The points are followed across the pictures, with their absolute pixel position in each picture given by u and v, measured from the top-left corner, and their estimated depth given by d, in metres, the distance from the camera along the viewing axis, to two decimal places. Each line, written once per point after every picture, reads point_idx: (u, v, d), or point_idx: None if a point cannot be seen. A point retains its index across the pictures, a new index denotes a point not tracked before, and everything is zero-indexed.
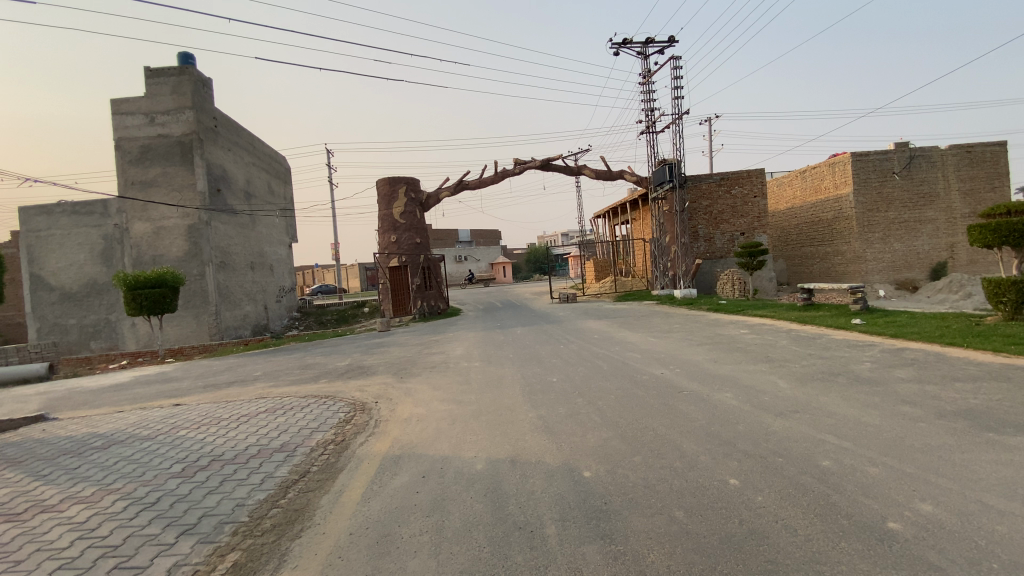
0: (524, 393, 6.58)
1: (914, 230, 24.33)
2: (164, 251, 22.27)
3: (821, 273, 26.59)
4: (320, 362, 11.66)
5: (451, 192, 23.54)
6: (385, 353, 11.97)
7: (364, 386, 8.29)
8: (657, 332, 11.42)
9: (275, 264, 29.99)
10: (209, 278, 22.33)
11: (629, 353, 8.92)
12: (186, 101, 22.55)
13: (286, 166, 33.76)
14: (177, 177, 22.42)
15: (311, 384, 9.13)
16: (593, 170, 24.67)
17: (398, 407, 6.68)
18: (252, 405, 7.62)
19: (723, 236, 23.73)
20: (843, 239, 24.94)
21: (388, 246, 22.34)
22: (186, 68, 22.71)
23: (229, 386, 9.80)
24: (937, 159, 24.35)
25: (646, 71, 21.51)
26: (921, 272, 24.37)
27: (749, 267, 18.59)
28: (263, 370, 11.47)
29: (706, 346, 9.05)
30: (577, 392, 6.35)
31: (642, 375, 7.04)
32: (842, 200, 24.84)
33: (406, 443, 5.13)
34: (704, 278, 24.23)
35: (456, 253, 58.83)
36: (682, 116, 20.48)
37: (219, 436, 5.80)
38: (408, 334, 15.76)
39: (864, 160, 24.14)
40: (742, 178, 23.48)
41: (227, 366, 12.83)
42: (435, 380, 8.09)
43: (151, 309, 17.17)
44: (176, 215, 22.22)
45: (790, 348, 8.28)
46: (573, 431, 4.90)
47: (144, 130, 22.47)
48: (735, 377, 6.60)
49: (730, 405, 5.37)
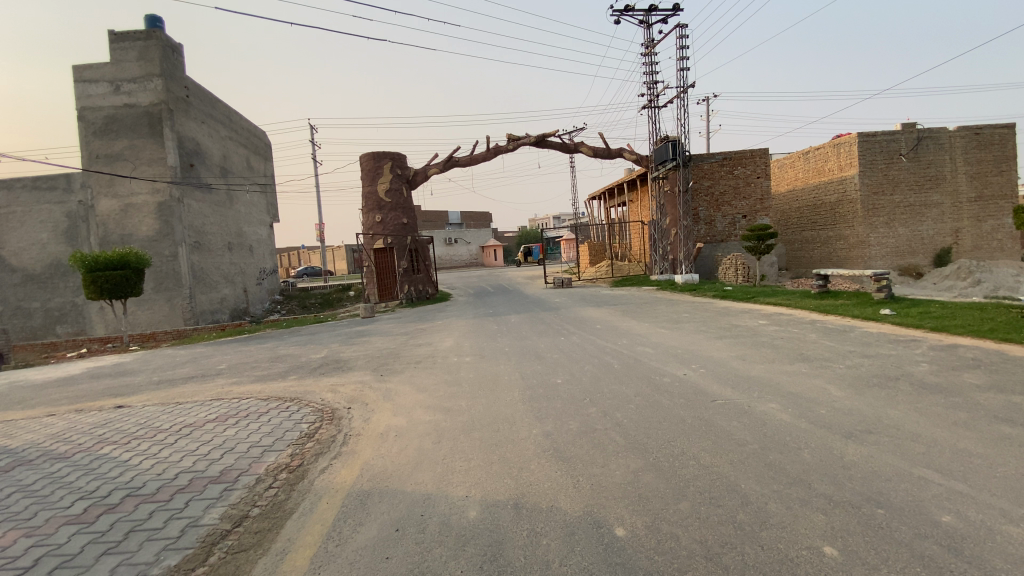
0: (525, 400, 5.48)
1: (919, 215, 23.48)
2: (133, 230, 20.72)
3: (822, 259, 25.75)
4: (294, 354, 10.50)
5: (440, 169, 22.18)
6: (366, 344, 10.80)
7: (337, 386, 7.16)
8: (666, 322, 10.35)
9: (254, 245, 28.50)
10: (182, 259, 20.88)
11: (641, 347, 7.89)
12: (153, 67, 20.79)
13: (266, 140, 31.96)
14: (146, 150, 20.78)
15: (279, 382, 7.98)
16: (591, 147, 23.40)
17: (374, 415, 5.57)
18: (204, 410, 6.47)
19: (725, 218, 22.73)
20: (846, 224, 24.08)
21: (373, 226, 21.06)
22: (153, 32, 20.89)
23: (187, 383, 8.61)
24: (944, 141, 23.44)
25: (649, 41, 20.17)
26: (924, 258, 23.60)
27: (757, 252, 17.59)
28: (230, 362, 10.26)
29: (727, 341, 8.00)
30: (587, 399, 5.28)
31: (661, 377, 5.98)
32: (846, 182, 23.88)
33: (378, 472, 4.04)
34: (704, 263, 23.23)
35: (446, 235, 57.39)
36: (688, 89, 19.22)
37: (149, 457, 4.66)
38: (394, 322, 14.62)
39: (871, 140, 23.14)
40: (746, 158, 22.41)
41: (194, 357, 11.63)
42: (419, 379, 7.00)
43: (114, 292, 15.82)
44: (144, 191, 20.61)
45: (825, 345, 7.24)
46: (591, 460, 3.82)
47: (108, 99, 20.73)
48: (773, 381, 5.58)
49: (784, 422, 4.35)
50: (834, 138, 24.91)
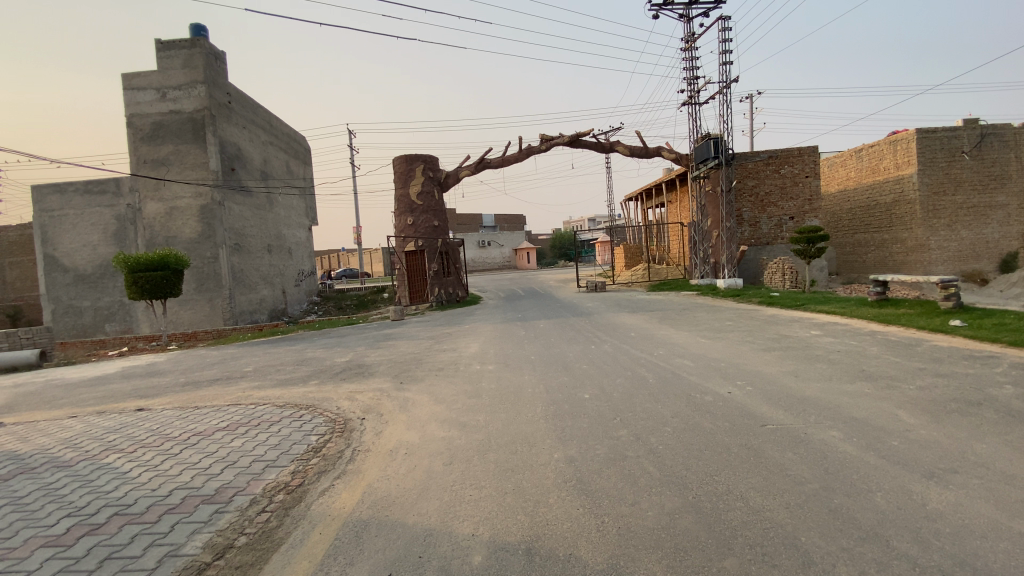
0: (548, 417, 5.02)
1: (984, 217, 21.59)
2: (177, 232, 21.38)
3: (876, 263, 24.06)
4: (319, 358, 10.33)
5: (472, 171, 21.93)
6: (391, 348, 10.52)
7: (355, 394, 6.88)
8: (707, 331, 9.63)
9: (293, 247, 29.06)
10: (222, 260, 21.36)
11: (679, 359, 7.28)
12: (197, 75, 21.40)
13: (305, 145, 32.64)
14: (189, 155, 21.40)
15: (299, 387, 7.77)
16: (628, 147, 22.65)
17: (388, 429, 5.20)
18: (219, 416, 6.28)
19: (770, 220, 21.55)
20: (904, 226, 22.37)
21: (405, 229, 21.00)
22: (197, 40, 21.52)
23: (210, 386, 8.53)
24: (1014, 136, 21.55)
25: (690, 35, 19.33)
26: (989, 263, 21.71)
27: (806, 255, 16.47)
28: (255, 365, 10.17)
29: (775, 354, 7.28)
30: (617, 419, 4.75)
31: (701, 395, 5.40)
32: (904, 181, 22.19)
33: (381, 498, 3.65)
34: (747, 267, 22.08)
35: (480, 237, 57.42)
36: (731, 84, 18.29)
37: (150, 470, 4.43)
38: (421, 325, 14.40)
39: (931, 136, 21.39)
40: (793, 157, 21.19)
41: (223, 358, 11.65)
42: (439, 388, 6.64)
43: (154, 292, 16.26)
44: (188, 194, 21.25)
45: (890, 360, 6.45)
46: (619, 496, 3.33)
47: (155, 106, 21.49)
48: (832, 404, 4.90)
49: (851, 457, 3.71)
50: (891, 134, 23.24)
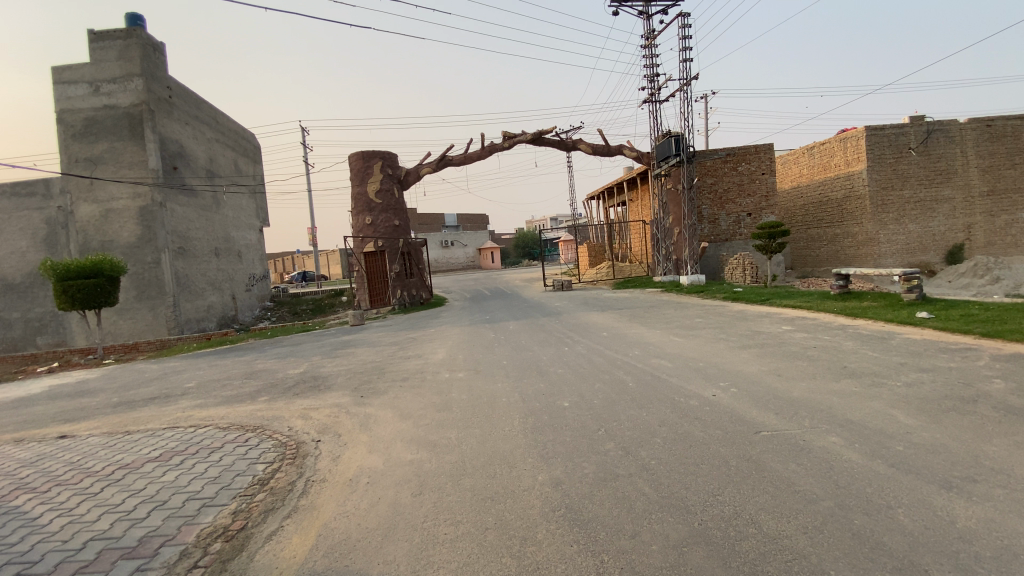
0: (527, 431, 4.57)
1: (930, 210, 22.61)
2: (114, 236, 19.66)
3: (830, 257, 24.84)
4: (272, 370, 9.53)
5: (434, 169, 21.26)
6: (351, 357, 9.83)
7: (311, 411, 6.23)
8: (680, 329, 9.42)
9: (243, 250, 27.52)
10: (166, 266, 19.84)
11: (657, 360, 6.99)
12: (134, 67, 19.82)
13: (255, 142, 31.05)
14: (127, 153, 19.78)
15: (248, 404, 7.03)
16: (590, 144, 22.53)
17: (346, 453, 4.61)
18: (151, 442, 5.49)
19: (730, 216, 21.87)
20: (854, 220, 23.22)
21: (363, 229, 20.13)
22: (133, 30, 19.90)
23: (147, 406, 7.64)
24: (955, 133, 22.55)
25: (650, 33, 19.37)
26: (936, 255, 22.79)
27: (768, 251, 16.68)
28: (200, 380, 9.26)
29: (754, 352, 7.09)
30: (602, 431, 4.36)
31: (686, 400, 5.09)
32: (854, 178, 23.02)
33: (340, 543, 3.09)
34: (709, 263, 22.35)
35: (443, 237, 56.53)
36: (692, 82, 18.39)
37: (58, 513, 3.70)
38: (384, 330, 13.70)
39: (879, 134, 22.25)
40: (750, 154, 21.56)
41: (165, 372, 10.63)
42: (405, 401, 6.09)
43: (87, 302, 14.84)
44: (125, 195, 19.60)
45: (869, 356, 6.33)
46: (617, 527, 2.91)
47: (87, 100, 19.76)
48: (824, 406, 4.67)
49: (857, 466, 3.44)
50: (840, 132, 24.06)
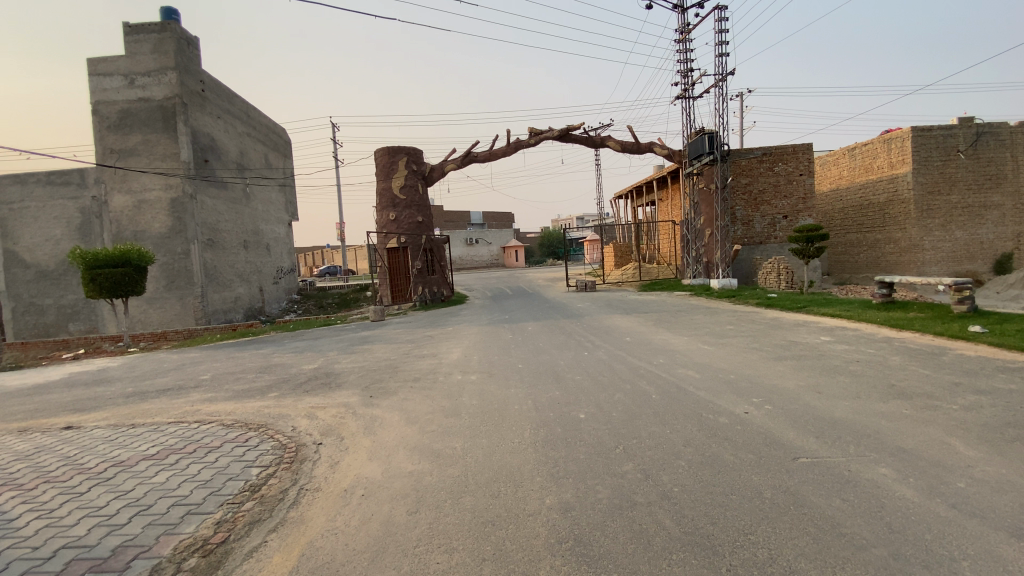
0: (537, 444, 4.23)
1: (978, 217, 21.23)
2: (146, 227, 20.09)
3: (869, 264, 23.62)
4: (286, 364, 9.40)
5: (458, 165, 21.05)
6: (365, 354, 9.64)
7: (317, 410, 6.02)
8: (709, 337, 8.90)
9: (271, 243, 27.90)
10: (195, 257, 20.17)
11: (682, 370, 6.55)
12: (168, 60, 20.20)
13: (286, 138, 31.53)
14: (160, 145, 20.19)
15: (256, 400, 6.86)
16: (619, 142, 21.98)
17: (346, 460, 4.35)
18: (153, 438, 5.36)
19: (764, 219, 21.00)
20: (897, 225, 22.03)
21: (387, 224, 20.05)
22: (168, 24, 20.28)
23: (158, 398, 7.56)
24: (1006, 136, 21.29)
25: (684, 27, 18.71)
26: (984, 264, 21.47)
27: (804, 255, 15.84)
28: (214, 372, 9.20)
29: (789, 364, 6.55)
30: (620, 449, 3.99)
31: (714, 417, 4.65)
32: (897, 181, 21.84)
33: (323, 565, 2.81)
34: (741, 267, 21.49)
35: (467, 235, 56.53)
36: (727, 77, 17.68)
37: (39, 514, 3.53)
38: (402, 327, 13.52)
39: (926, 135, 20.87)
40: (787, 154, 20.67)
41: (183, 364, 10.64)
42: (413, 404, 5.82)
43: (114, 290, 15.14)
44: (157, 186, 20.02)
45: (918, 374, 5.75)
46: (630, 566, 2.56)
47: (122, 93, 20.22)
48: (870, 430, 4.18)
49: (913, 505, 2.98)
50: (884, 133, 22.85)
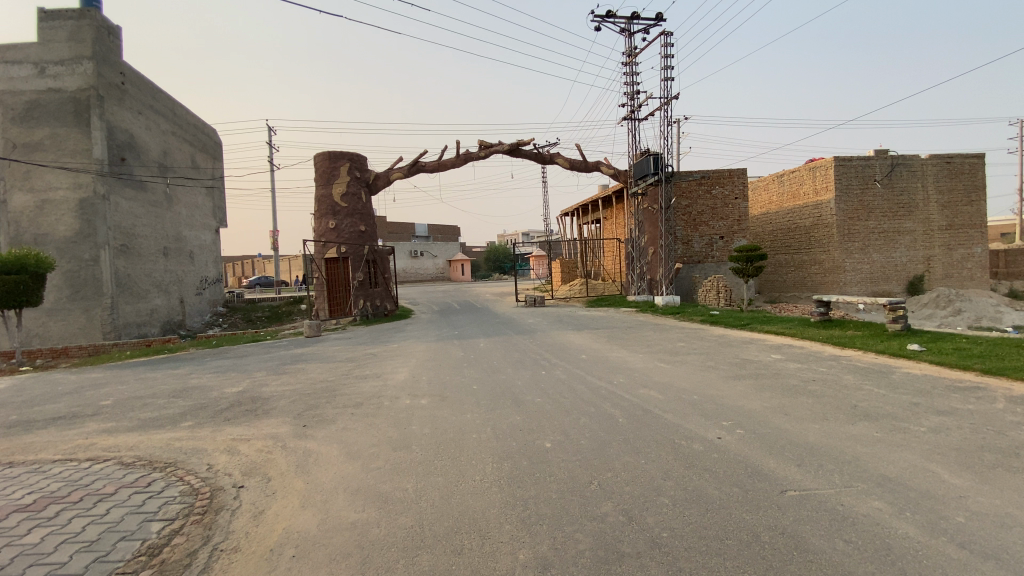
0: (502, 483, 3.74)
1: (892, 241, 23.07)
2: (49, 230, 17.72)
3: (796, 283, 24.98)
4: (205, 387, 8.27)
5: (405, 174, 20.31)
6: (299, 375, 8.70)
7: (241, 443, 5.19)
8: (663, 355, 8.73)
9: (195, 251, 25.73)
10: (105, 264, 18.04)
11: (644, 390, 6.26)
12: (84, 50, 18.18)
13: (217, 139, 29.47)
14: (70, 141, 18.05)
15: (165, 431, 5.86)
16: (567, 159, 22.12)
17: (272, 508, 3.63)
18: (24, 481, 4.34)
19: (703, 239, 21.71)
20: (821, 247, 23.47)
21: (326, 233, 18.91)
22: (87, 10, 18.21)
23: (41, 429, 6.31)
24: (917, 168, 23.27)
25: (631, 50, 19.18)
26: (897, 285, 23.25)
27: (744, 274, 16.37)
28: (118, 397, 7.93)
29: (749, 384, 6.43)
30: (594, 488, 3.57)
31: (688, 444, 4.34)
32: (822, 208, 23.23)
33: None
34: (681, 284, 21.94)
35: (412, 247, 55.21)
36: (672, 101, 18.21)
37: None
38: (341, 344, 12.56)
39: (847, 165, 22.39)
40: (724, 178, 21.55)
41: (80, 386, 9.16)
42: (353, 435, 5.13)
43: (3, 300, 13.12)
44: (64, 185, 17.78)
45: (876, 394, 5.75)
46: None
47: (31, 83, 18.02)
48: (848, 456, 4.01)
49: (921, 545, 2.75)
50: (810, 161, 24.34)
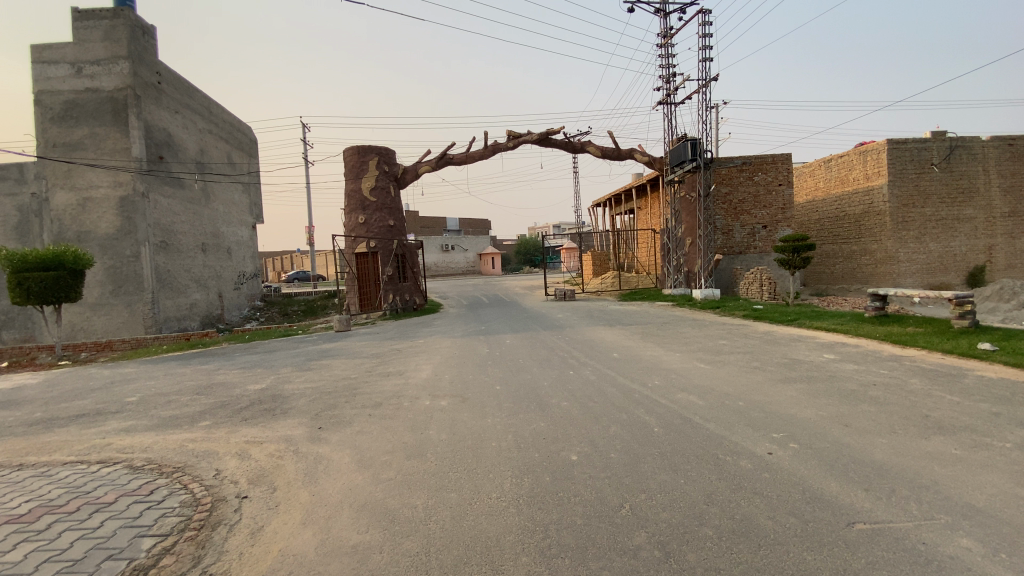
0: (523, 503, 3.35)
1: (951, 229, 21.37)
2: (91, 227, 18.33)
3: (844, 275, 23.51)
4: (229, 384, 8.18)
5: (433, 167, 20.08)
6: (323, 372, 8.54)
7: (254, 447, 4.98)
8: (703, 354, 8.13)
9: (233, 247, 26.34)
10: (145, 260, 18.55)
11: (681, 395, 5.73)
12: (120, 49, 18.64)
13: (252, 136, 30.08)
14: (108, 140, 18.60)
15: (181, 432, 5.73)
16: (599, 148, 21.38)
17: (271, 525, 3.35)
18: (32, 488, 4.23)
19: (743, 228, 20.66)
20: (872, 237, 22.01)
21: (355, 228, 18.90)
22: (120, 9, 18.63)
23: (65, 428, 6.28)
24: (978, 151, 21.32)
25: (666, 31, 18.30)
26: (956, 276, 21.58)
27: (792, 265, 15.39)
28: (144, 394, 7.91)
29: (799, 388, 5.81)
30: (626, 514, 3.14)
31: (734, 461, 3.85)
32: (873, 193, 21.86)
33: None
34: (721, 277, 21.01)
35: (442, 241, 55.31)
36: (711, 83, 17.28)
37: None
38: (368, 339, 12.42)
39: (901, 148, 21.05)
40: (766, 164, 20.42)
41: (111, 382, 9.27)
42: (367, 440, 4.84)
43: (45, 296, 13.63)
44: (105, 183, 18.36)
45: (949, 402, 5.05)
46: None
47: (69, 82, 18.57)
48: (924, 478, 3.43)
49: None
50: (859, 145, 22.88)
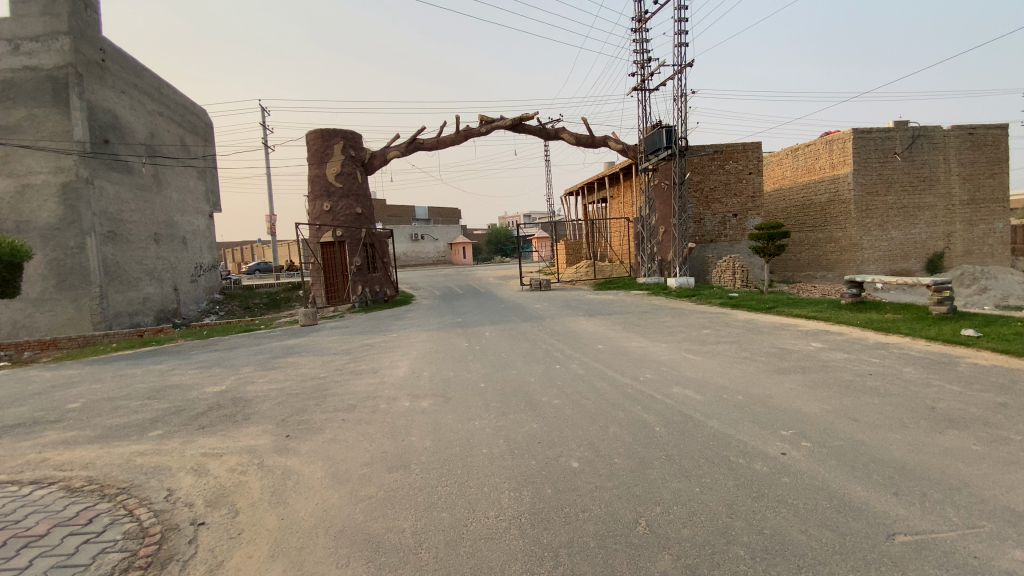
0: (526, 523, 2.96)
1: (912, 217, 22.03)
2: (30, 216, 16.81)
3: (810, 262, 23.93)
4: (185, 387, 7.48)
5: (402, 152, 19.30)
6: (290, 371, 7.93)
7: (214, 460, 4.42)
8: (689, 344, 7.91)
9: (188, 237, 24.89)
10: (92, 251, 17.19)
11: (677, 390, 5.44)
12: (60, 24, 17.05)
13: (207, 119, 28.39)
14: (48, 122, 17.07)
15: (129, 444, 5.09)
16: (573, 134, 21.01)
17: (233, 559, 2.86)
18: None
19: (715, 216, 20.75)
20: (837, 224, 22.51)
21: (320, 216, 18.05)
22: None
23: None
24: (939, 140, 21.96)
25: (641, 15, 17.98)
26: (917, 263, 22.28)
27: (767, 253, 15.47)
28: (88, 400, 7.15)
29: (795, 380, 5.61)
30: (644, 533, 2.79)
31: (748, 464, 3.55)
32: (839, 182, 22.31)
33: None
34: (693, 265, 21.05)
35: (412, 231, 54.17)
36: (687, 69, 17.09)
37: None
38: (337, 334, 11.77)
39: (865, 138, 21.53)
40: (738, 152, 20.50)
41: (52, 386, 8.38)
42: (342, 450, 4.34)
43: None
44: (44, 169, 16.81)
45: (950, 392, 4.92)
46: None
47: (4, 60, 16.95)
48: (952, 479, 3.21)
49: None
50: (825, 134, 23.32)
